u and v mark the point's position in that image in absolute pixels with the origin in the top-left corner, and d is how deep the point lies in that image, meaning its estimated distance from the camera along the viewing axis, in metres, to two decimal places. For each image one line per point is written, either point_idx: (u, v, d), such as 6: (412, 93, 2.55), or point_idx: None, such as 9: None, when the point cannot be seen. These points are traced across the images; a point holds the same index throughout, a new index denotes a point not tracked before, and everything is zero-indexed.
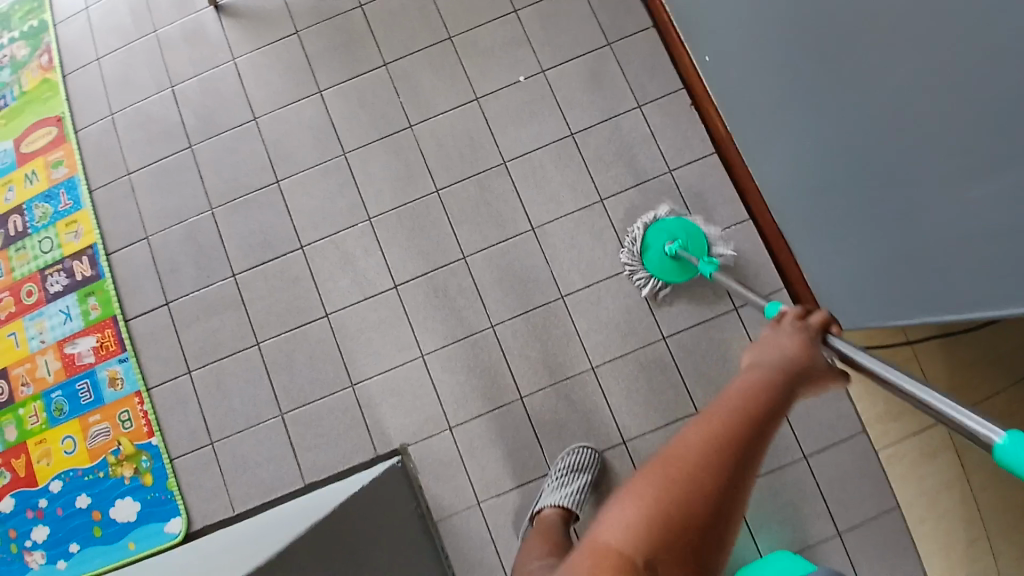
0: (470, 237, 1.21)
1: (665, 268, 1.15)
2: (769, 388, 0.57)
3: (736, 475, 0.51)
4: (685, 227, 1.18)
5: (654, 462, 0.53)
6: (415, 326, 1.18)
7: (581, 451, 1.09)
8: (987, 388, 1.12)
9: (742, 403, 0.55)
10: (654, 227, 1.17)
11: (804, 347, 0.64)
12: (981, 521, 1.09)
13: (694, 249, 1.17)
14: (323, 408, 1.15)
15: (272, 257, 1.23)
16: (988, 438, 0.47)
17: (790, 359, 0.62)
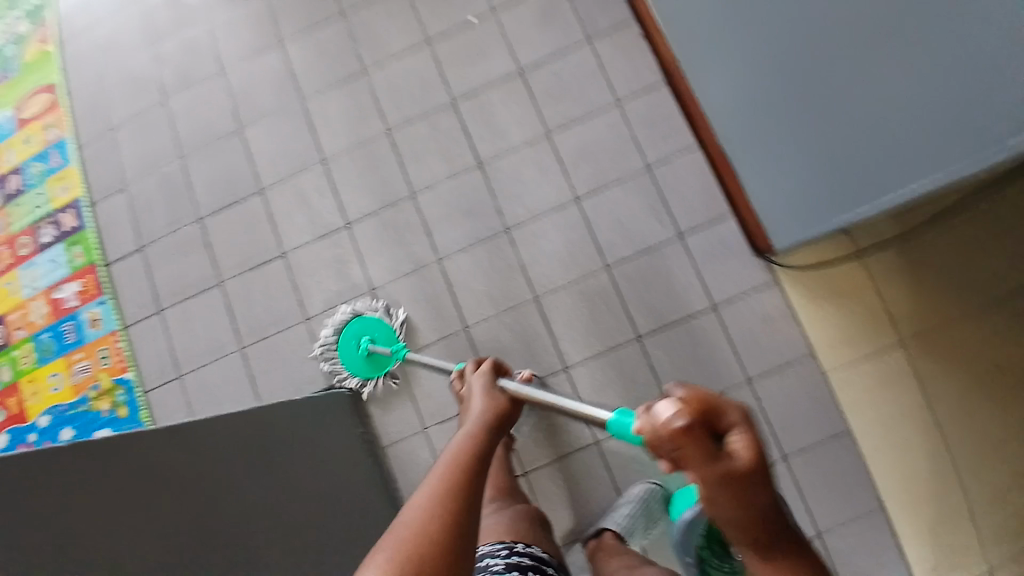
0: (418, 175, 1.23)
1: (376, 368, 1.15)
2: (475, 428, 0.74)
3: (463, 526, 0.55)
4: (374, 323, 1.16)
5: (392, 532, 0.54)
6: (365, 261, 1.21)
7: (518, 378, 1.11)
8: (955, 318, 1.08)
9: (456, 464, 0.63)
10: (342, 339, 1.16)
11: (488, 396, 0.86)
12: (943, 447, 1.07)
13: (388, 340, 1.16)
14: (279, 340, 1.21)
15: (234, 201, 1.29)
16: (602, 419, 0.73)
17: (486, 415, 0.79)
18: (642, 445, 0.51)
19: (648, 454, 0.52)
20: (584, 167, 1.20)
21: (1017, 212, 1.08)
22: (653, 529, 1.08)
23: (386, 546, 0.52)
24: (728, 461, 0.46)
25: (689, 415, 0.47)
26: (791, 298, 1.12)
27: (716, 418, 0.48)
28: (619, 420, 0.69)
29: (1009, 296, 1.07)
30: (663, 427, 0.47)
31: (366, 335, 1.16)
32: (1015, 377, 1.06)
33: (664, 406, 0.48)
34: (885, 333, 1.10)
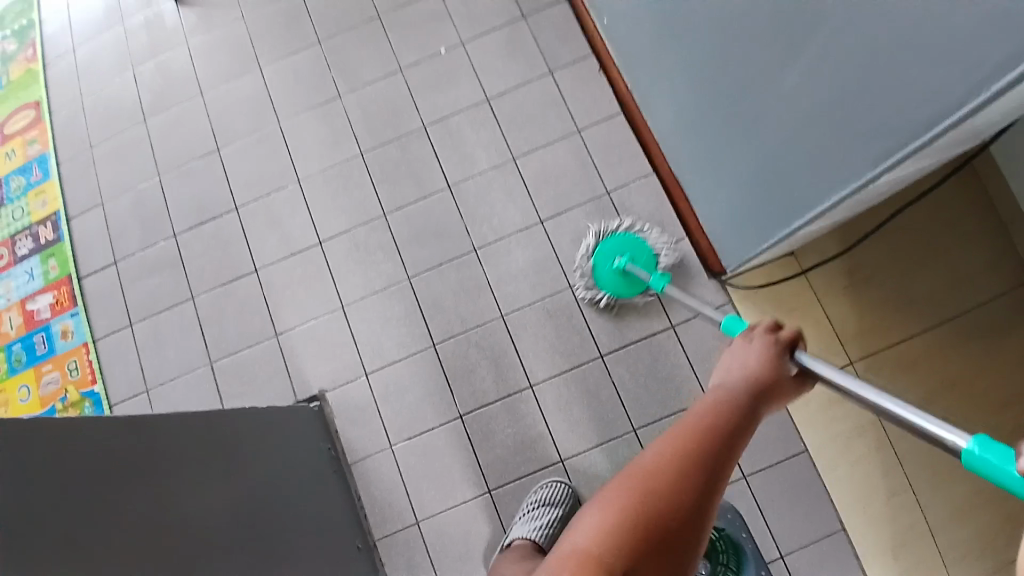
0: (389, 196, 1.27)
1: (627, 287, 1.16)
2: (733, 388, 0.60)
3: (690, 507, 0.51)
4: (637, 244, 1.18)
5: (618, 484, 0.53)
6: (336, 279, 1.24)
7: (553, 485, 1.10)
8: (899, 333, 1.14)
9: (696, 430, 0.55)
10: (595, 252, 1.17)
11: (761, 373, 0.61)
12: (897, 459, 1.11)
13: (648, 264, 1.17)
14: (249, 355, 1.23)
15: (209, 218, 1.32)
16: (958, 445, 0.48)
17: (744, 399, 0.58)
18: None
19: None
20: (548, 191, 1.25)
21: (949, 232, 1.16)
22: None
23: (622, 487, 0.52)
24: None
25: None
26: (745, 317, 1.17)
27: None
28: (980, 458, 0.45)
29: (946, 311, 1.14)
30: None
31: (622, 254, 1.17)
32: (957, 387, 1.12)
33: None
34: (837, 351, 1.15)
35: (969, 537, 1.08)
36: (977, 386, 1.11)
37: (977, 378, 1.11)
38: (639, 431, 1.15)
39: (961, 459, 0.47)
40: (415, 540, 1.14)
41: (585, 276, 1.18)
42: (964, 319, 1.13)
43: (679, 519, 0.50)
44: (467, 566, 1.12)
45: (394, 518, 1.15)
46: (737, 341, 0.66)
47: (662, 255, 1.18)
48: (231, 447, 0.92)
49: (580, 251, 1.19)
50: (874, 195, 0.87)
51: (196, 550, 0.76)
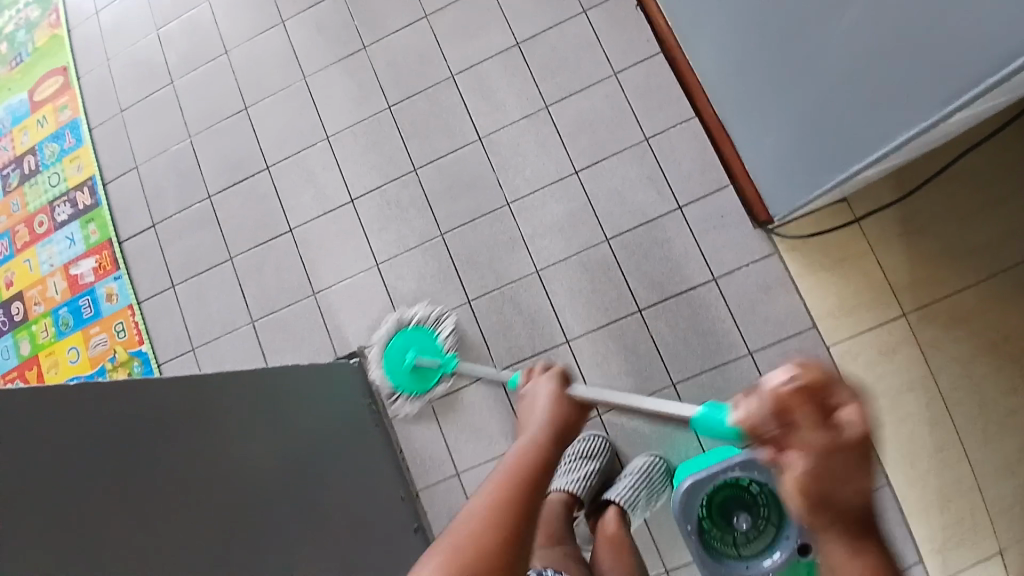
0: (420, 150, 1.24)
1: (420, 380, 1.15)
2: (537, 428, 0.66)
3: (520, 536, 0.51)
4: (421, 336, 1.17)
5: (446, 538, 0.51)
6: (369, 237, 1.23)
7: (593, 439, 1.13)
8: (955, 285, 1.09)
9: (513, 466, 0.57)
10: (388, 347, 1.16)
11: (557, 411, 0.69)
12: (947, 413, 1.08)
13: (437, 352, 1.16)
14: (288, 315, 1.24)
15: (241, 179, 1.32)
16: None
17: (548, 432, 0.65)
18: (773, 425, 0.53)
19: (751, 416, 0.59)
20: (583, 140, 1.20)
21: (1018, 175, 1.07)
22: (657, 500, 1.09)
23: (453, 535, 0.51)
24: (841, 433, 0.50)
25: (807, 385, 0.52)
26: (791, 267, 1.13)
27: (828, 395, 0.51)
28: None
29: (1008, 260, 1.08)
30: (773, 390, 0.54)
31: (413, 348, 1.16)
32: (1012, 340, 1.07)
33: (781, 374, 0.54)
34: (889, 302, 1.10)
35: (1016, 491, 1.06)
36: None
37: None
38: (679, 388, 1.13)
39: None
40: (454, 492, 1.16)
41: (381, 374, 1.17)
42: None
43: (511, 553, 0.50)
44: None
45: (434, 470, 1.17)
46: (525, 390, 0.76)
47: (442, 335, 1.17)
48: (273, 406, 0.93)
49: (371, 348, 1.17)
50: (937, 138, 0.80)
51: (247, 502, 0.79)
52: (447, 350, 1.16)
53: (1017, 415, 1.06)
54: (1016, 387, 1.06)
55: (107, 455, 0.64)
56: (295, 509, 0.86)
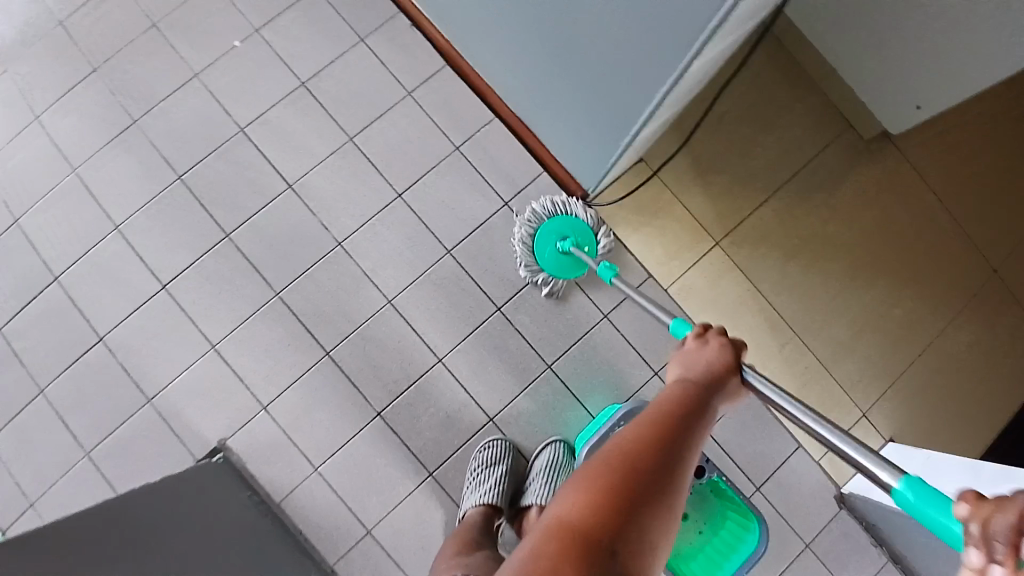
0: (229, 214, 1.17)
1: (569, 268, 1.14)
2: (687, 378, 0.63)
3: (660, 472, 0.50)
4: (577, 226, 1.15)
5: (587, 470, 0.51)
6: (198, 320, 1.14)
7: (494, 444, 1.12)
8: (751, 207, 1.23)
9: (662, 414, 0.56)
10: (536, 232, 1.14)
11: (712, 363, 0.65)
12: (779, 316, 1.23)
13: (586, 245, 1.15)
14: (130, 431, 1.11)
15: (30, 299, 1.15)
16: (889, 483, 0.52)
17: (697, 383, 0.62)
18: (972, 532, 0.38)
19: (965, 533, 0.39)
20: (395, 163, 1.19)
21: (769, 104, 1.25)
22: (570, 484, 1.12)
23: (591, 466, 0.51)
24: None
25: None
26: (617, 231, 1.21)
27: None
28: (912, 502, 0.50)
29: (788, 173, 1.24)
30: None
31: (569, 236, 1.14)
32: (814, 237, 1.24)
33: None
34: (704, 237, 1.22)
35: (857, 362, 1.23)
36: (823, 232, 1.24)
37: (821, 225, 1.24)
38: (557, 368, 1.17)
39: (892, 496, 0.52)
40: (372, 550, 1.11)
41: (527, 252, 1.14)
42: (799, 177, 1.25)
43: (650, 483, 0.49)
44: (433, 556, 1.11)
45: (343, 537, 1.10)
46: (690, 340, 0.70)
47: (601, 236, 1.16)
48: (146, 521, 0.82)
49: (525, 224, 1.15)
50: (693, 87, 0.93)
51: None
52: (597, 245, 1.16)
53: (837, 300, 1.24)
54: (830, 276, 1.24)
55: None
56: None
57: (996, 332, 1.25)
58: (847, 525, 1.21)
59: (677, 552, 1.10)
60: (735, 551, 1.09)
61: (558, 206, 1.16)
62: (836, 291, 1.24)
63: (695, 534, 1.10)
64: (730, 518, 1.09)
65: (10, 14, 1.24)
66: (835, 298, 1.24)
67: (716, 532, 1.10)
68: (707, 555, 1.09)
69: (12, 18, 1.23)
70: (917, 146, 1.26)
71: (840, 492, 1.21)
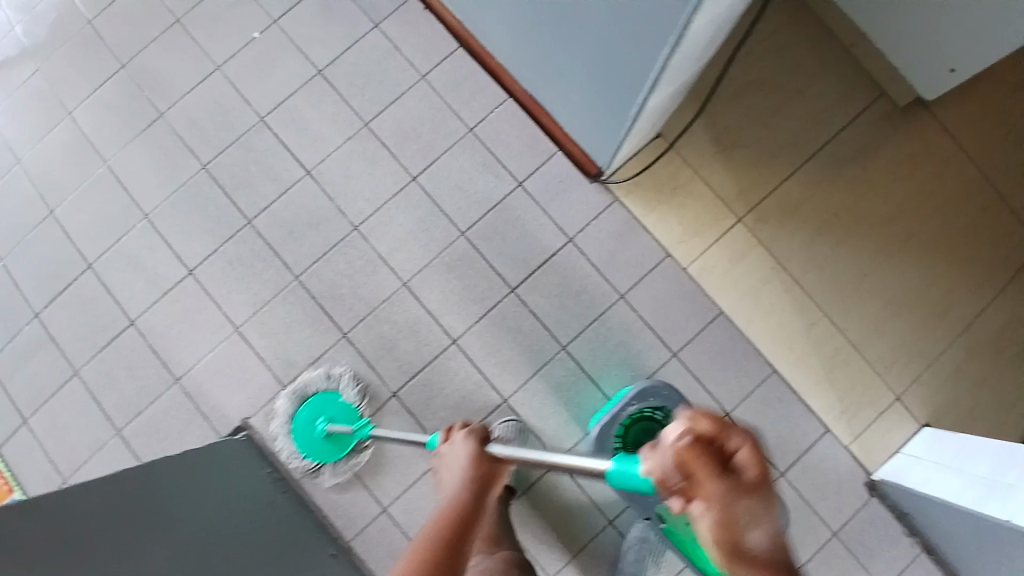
0: (248, 201, 1.19)
1: (331, 450, 1.11)
2: (447, 506, 0.65)
3: None
4: (327, 404, 1.13)
5: None
6: (220, 303, 1.16)
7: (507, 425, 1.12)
8: (773, 182, 1.19)
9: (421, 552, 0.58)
10: (293, 422, 1.12)
11: (465, 460, 0.73)
12: (803, 294, 1.19)
13: (348, 418, 1.12)
14: (158, 410, 1.14)
15: (66, 285, 1.20)
16: (605, 469, 0.64)
17: (458, 494, 0.67)
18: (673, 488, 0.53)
19: (660, 479, 0.53)
20: (409, 146, 1.20)
21: (792, 74, 1.20)
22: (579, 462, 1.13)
23: None
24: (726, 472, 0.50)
25: (698, 429, 0.51)
26: (634, 209, 1.18)
27: (721, 436, 0.51)
28: (620, 471, 0.61)
29: (816, 145, 1.20)
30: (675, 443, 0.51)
31: (321, 416, 1.12)
32: (840, 212, 1.20)
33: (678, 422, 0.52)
34: (725, 214, 1.19)
35: (888, 342, 1.18)
36: (850, 208, 1.20)
37: (848, 200, 1.20)
38: (571, 350, 1.16)
39: (608, 478, 0.63)
40: (389, 529, 1.12)
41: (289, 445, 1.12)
42: (824, 150, 1.20)
43: None
44: None
45: (360, 516, 1.12)
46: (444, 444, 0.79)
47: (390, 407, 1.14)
48: (166, 492, 0.85)
49: (275, 420, 1.13)
50: (710, 45, 0.88)
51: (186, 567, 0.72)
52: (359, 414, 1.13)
53: (868, 277, 1.19)
54: (861, 252, 1.19)
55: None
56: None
57: None
58: (876, 511, 1.16)
59: None
60: None
61: (319, 380, 1.14)
62: (864, 269, 1.19)
63: None
64: None
65: (48, 15, 1.29)
66: (863, 276, 1.19)
67: None
68: None
69: (49, 19, 1.29)
70: (955, 114, 1.20)
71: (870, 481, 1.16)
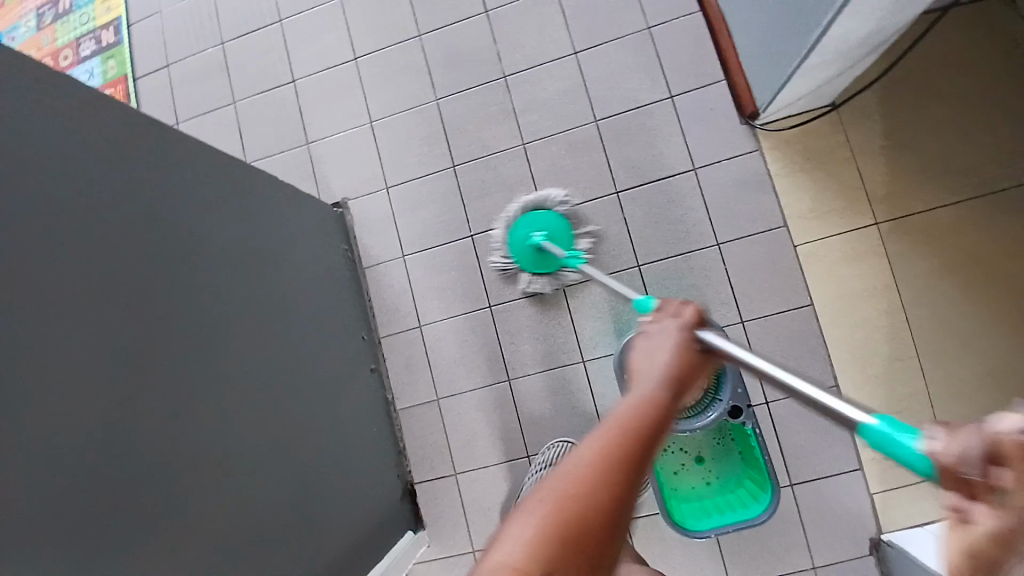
0: (427, 17, 1.27)
1: (539, 263, 1.15)
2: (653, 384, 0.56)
3: (613, 509, 0.46)
4: (551, 220, 1.15)
5: (539, 505, 0.47)
6: (367, 95, 1.28)
7: (558, 444, 1.15)
8: (935, 201, 1.08)
9: (617, 435, 0.49)
10: (517, 218, 1.16)
11: (678, 356, 0.59)
12: (905, 326, 1.08)
13: (563, 238, 1.15)
14: (283, 160, 1.30)
15: (254, 29, 1.35)
16: (860, 421, 0.47)
17: (668, 379, 0.56)
18: (951, 495, 0.36)
19: (947, 467, 0.36)
20: (585, 22, 1.21)
21: (1016, 99, 1.06)
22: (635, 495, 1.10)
23: (546, 498, 0.47)
24: None
25: None
26: (771, 165, 1.13)
27: None
28: (882, 433, 0.44)
29: (997, 182, 1.06)
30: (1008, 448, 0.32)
31: (538, 230, 1.14)
32: (992, 261, 1.06)
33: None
34: (862, 209, 1.10)
35: (973, 414, 1.04)
36: (1006, 262, 1.05)
37: (1007, 253, 1.05)
38: (643, 270, 1.16)
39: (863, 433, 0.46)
40: (414, 344, 1.24)
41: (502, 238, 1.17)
42: (1010, 191, 1.06)
43: (605, 525, 0.46)
44: (457, 374, 1.22)
45: (398, 321, 1.25)
46: (649, 323, 0.64)
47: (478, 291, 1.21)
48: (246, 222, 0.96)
49: (366, 211, 1.27)
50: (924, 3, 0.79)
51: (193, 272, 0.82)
52: (575, 245, 1.16)
53: (985, 340, 1.05)
54: (993, 311, 1.05)
55: (88, 159, 0.68)
56: (247, 301, 0.91)
57: None
58: (867, 569, 1.05)
59: (677, 487, 1.05)
60: (733, 511, 1.01)
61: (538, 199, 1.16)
62: (987, 330, 1.05)
63: (702, 482, 1.05)
64: (744, 484, 1.02)
65: None
66: (982, 338, 1.05)
67: (722, 492, 1.04)
68: (701, 504, 1.03)
69: None
70: None
71: (877, 537, 1.05)
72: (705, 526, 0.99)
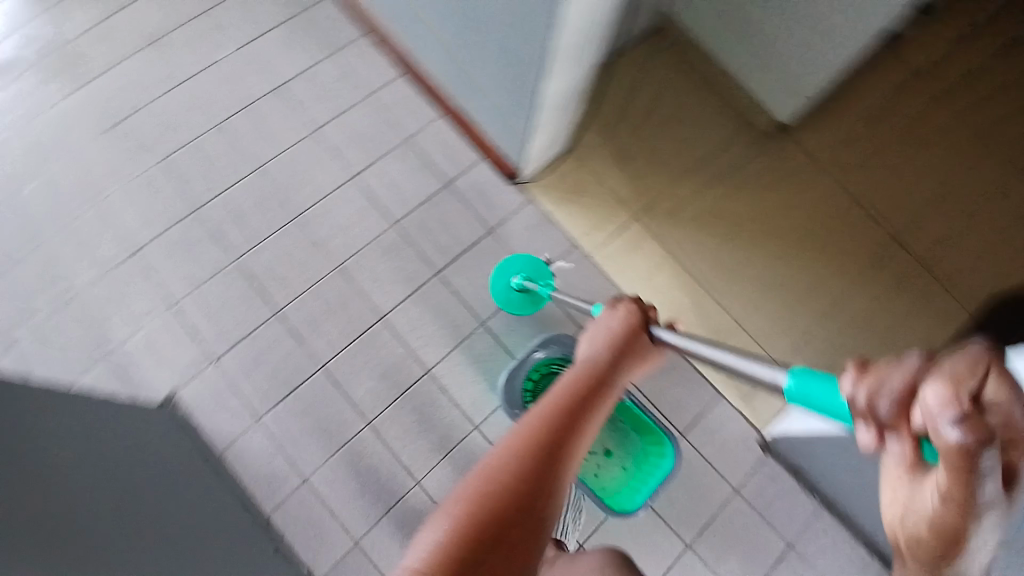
0: (202, 192, 1.31)
1: (525, 302, 1.26)
2: (577, 376, 0.70)
3: (540, 474, 0.57)
4: (526, 261, 1.27)
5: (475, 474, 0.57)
6: (165, 282, 1.24)
7: None
8: (667, 185, 1.41)
9: (545, 415, 0.63)
10: (500, 267, 1.27)
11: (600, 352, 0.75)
12: (693, 279, 1.35)
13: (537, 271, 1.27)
14: (87, 381, 1.17)
15: (6, 263, 1.23)
16: (780, 380, 0.60)
17: (593, 371, 0.71)
18: (889, 412, 0.42)
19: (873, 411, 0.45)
20: (352, 152, 1.36)
21: (683, 102, 1.45)
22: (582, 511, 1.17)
23: (479, 470, 0.58)
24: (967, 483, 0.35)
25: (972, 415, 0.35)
26: (545, 205, 1.37)
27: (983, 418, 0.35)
28: (800, 388, 0.57)
29: (697, 159, 1.43)
30: (930, 409, 0.37)
31: (519, 272, 1.26)
32: (721, 211, 1.40)
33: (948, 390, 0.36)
34: (622, 210, 1.38)
35: (766, 318, 1.34)
36: (730, 207, 1.40)
37: (728, 203, 1.40)
38: (489, 326, 1.27)
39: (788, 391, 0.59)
40: (307, 499, 1.16)
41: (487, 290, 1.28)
42: (709, 161, 1.43)
43: (531, 483, 0.56)
44: (365, 502, 1.16)
45: (280, 487, 1.16)
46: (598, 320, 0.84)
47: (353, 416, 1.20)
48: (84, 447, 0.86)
49: (204, 392, 1.19)
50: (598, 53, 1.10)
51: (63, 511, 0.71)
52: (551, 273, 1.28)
53: (747, 265, 1.37)
54: (742, 245, 1.38)
55: None
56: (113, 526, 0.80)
57: (901, 298, 1.36)
58: (772, 471, 1.21)
59: (603, 485, 1.15)
60: (653, 476, 1.14)
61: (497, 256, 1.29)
62: (745, 257, 1.37)
63: (618, 469, 1.16)
64: (648, 450, 1.15)
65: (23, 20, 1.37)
66: (744, 263, 1.37)
67: (638, 466, 1.16)
68: (628, 486, 1.15)
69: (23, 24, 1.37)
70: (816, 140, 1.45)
71: (763, 438, 1.21)
72: (641, 501, 1.12)
